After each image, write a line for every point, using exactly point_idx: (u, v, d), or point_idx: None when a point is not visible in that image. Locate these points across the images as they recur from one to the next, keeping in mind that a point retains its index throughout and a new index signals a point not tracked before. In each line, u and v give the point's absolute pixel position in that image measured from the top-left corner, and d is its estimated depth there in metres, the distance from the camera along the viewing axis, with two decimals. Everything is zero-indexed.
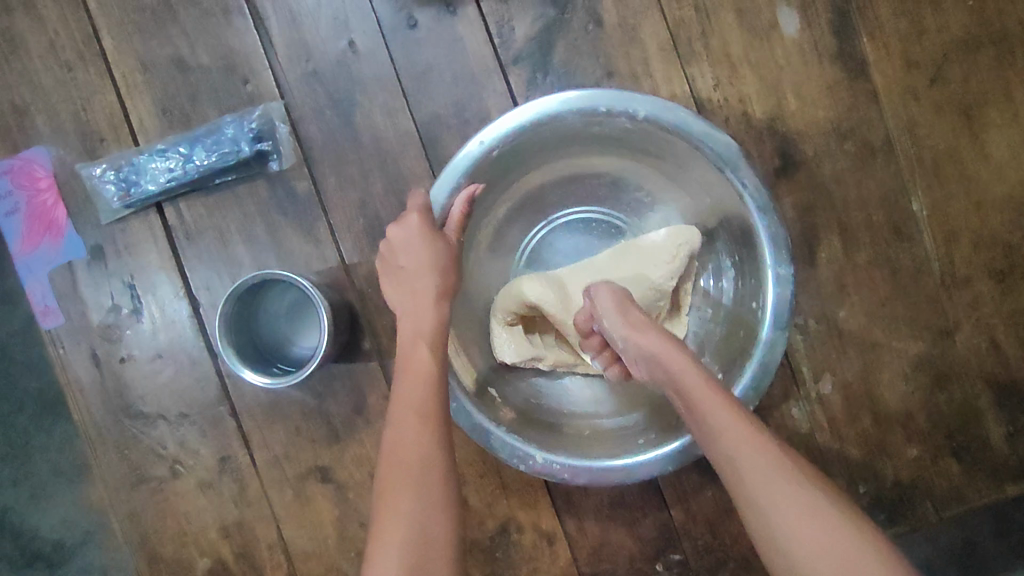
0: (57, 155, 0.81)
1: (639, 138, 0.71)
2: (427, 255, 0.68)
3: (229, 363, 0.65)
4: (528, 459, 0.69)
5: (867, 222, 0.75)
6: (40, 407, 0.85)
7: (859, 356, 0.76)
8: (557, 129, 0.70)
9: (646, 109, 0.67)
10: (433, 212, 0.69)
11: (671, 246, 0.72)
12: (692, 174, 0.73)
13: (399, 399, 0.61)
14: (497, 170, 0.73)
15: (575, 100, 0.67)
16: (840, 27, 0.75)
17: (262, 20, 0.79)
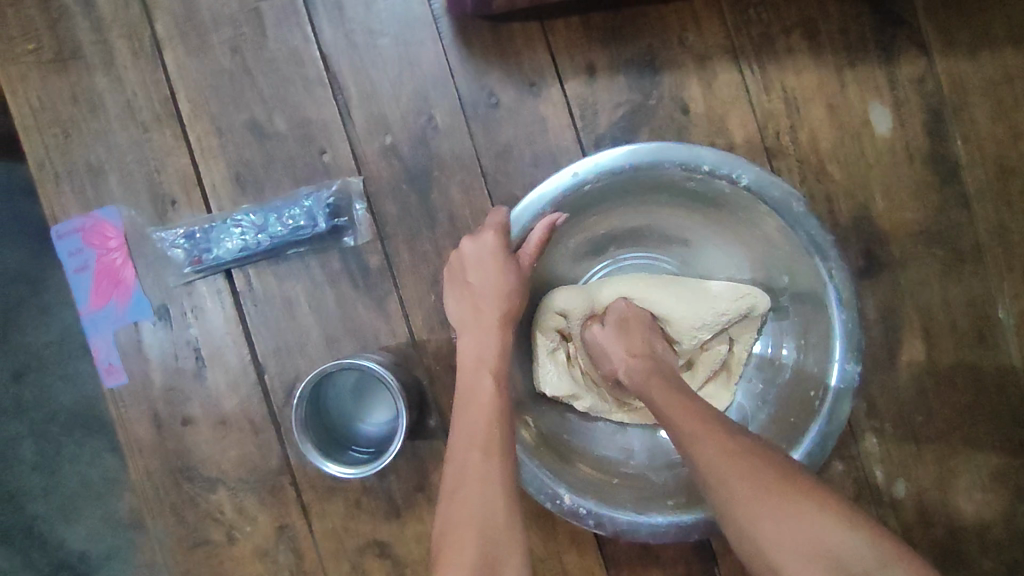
0: (129, 215, 0.81)
1: (730, 203, 0.66)
2: (499, 282, 0.65)
3: (312, 459, 0.65)
4: (555, 497, 0.65)
5: (951, 326, 0.74)
6: (67, 425, 0.87)
7: (935, 463, 0.74)
8: (651, 177, 0.64)
9: (749, 176, 0.61)
10: (510, 234, 0.66)
11: (729, 303, 0.68)
12: (773, 248, 0.67)
13: (461, 437, 0.59)
14: (579, 204, 0.67)
15: (678, 154, 0.61)
16: (934, 127, 0.73)
17: (342, 91, 0.78)
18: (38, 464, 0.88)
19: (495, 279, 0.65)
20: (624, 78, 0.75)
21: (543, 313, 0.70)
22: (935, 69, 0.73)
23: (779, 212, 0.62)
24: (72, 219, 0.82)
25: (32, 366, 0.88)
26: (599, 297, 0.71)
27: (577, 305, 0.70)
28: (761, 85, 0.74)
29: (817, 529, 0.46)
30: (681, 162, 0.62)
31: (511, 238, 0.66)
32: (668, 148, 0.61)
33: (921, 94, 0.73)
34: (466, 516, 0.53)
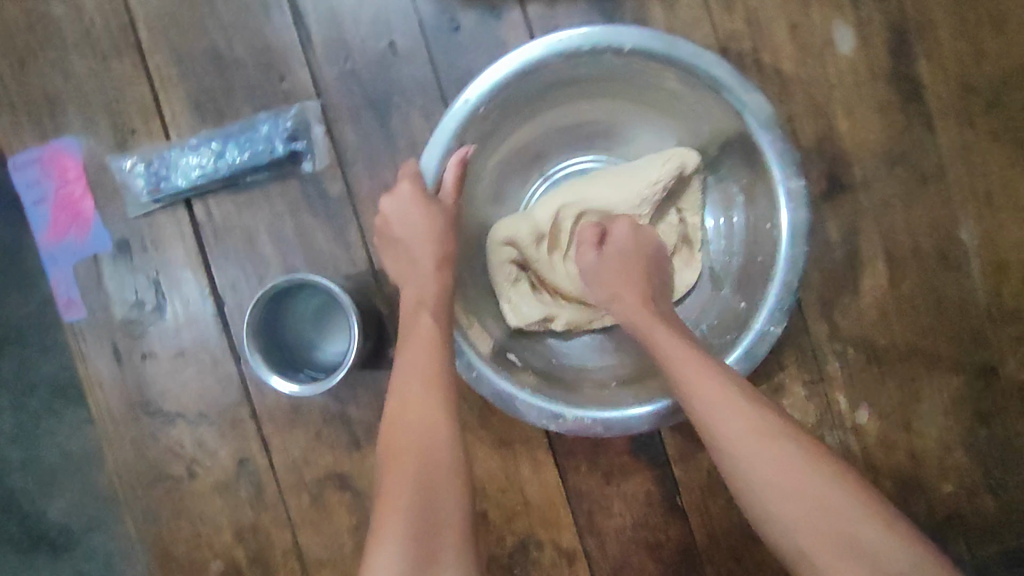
0: (88, 146, 0.80)
1: (634, 75, 0.67)
2: (427, 224, 0.63)
3: (259, 371, 0.64)
4: (557, 418, 0.65)
5: (914, 249, 0.73)
6: (46, 397, 0.84)
7: (897, 387, 0.73)
8: (544, 74, 0.65)
9: (632, 40, 0.62)
10: (426, 183, 0.64)
11: (660, 169, 0.70)
12: (696, 105, 0.68)
13: (401, 367, 0.58)
14: (485, 130, 0.67)
15: (558, 42, 0.62)
16: (897, 48, 0.72)
17: (301, 17, 0.77)
18: (17, 435, 0.85)
19: (420, 226, 0.63)
20: (585, 1, 0.74)
21: (491, 250, 0.71)
22: None
23: (716, 88, 0.63)
24: (30, 150, 0.81)
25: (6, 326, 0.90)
26: (537, 215, 0.71)
27: (520, 227, 0.70)
28: (724, 6, 0.73)
29: (728, 403, 0.54)
30: (565, 49, 0.62)
31: (426, 182, 0.64)
32: (547, 39, 0.61)
33: (884, 14, 0.72)
34: (405, 445, 0.53)
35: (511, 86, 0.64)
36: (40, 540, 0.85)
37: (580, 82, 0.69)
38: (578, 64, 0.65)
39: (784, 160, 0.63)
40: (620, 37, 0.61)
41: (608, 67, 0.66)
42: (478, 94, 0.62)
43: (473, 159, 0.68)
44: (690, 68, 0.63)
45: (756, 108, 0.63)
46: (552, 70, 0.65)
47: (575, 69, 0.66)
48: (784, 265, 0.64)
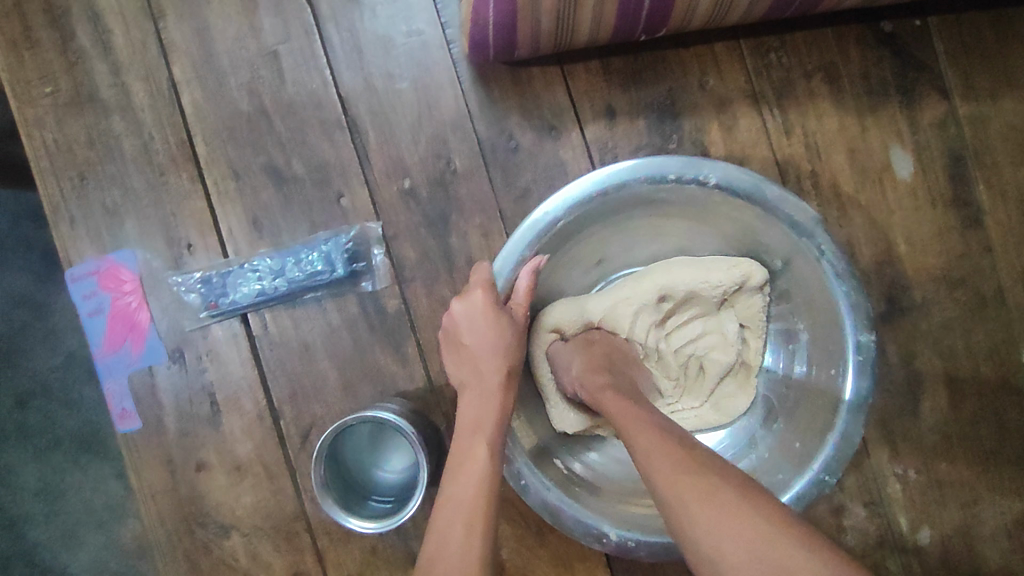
0: (145, 258, 0.80)
1: (714, 208, 0.67)
2: (495, 338, 0.63)
3: (334, 515, 0.63)
4: (602, 536, 0.62)
5: (974, 374, 0.73)
6: (71, 450, 0.91)
7: (959, 510, 0.73)
8: (625, 198, 0.65)
9: (718, 174, 0.62)
10: (497, 283, 0.64)
11: (724, 273, 0.70)
12: (770, 237, 0.67)
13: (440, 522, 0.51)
14: (560, 242, 0.67)
15: (645, 168, 0.62)
16: (956, 172, 0.73)
17: (360, 134, 0.78)
18: (40, 491, 0.91)
19: (489, 336, 0.63)
20: (643, 122, 0.75)
21: (539, 338, 0.71)
22: (956, 113, 0.73)
23: (800, 234, 0.62)
24: (87, 261, 0.80)
25: (38, 391, 0.91)
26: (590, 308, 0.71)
27: (571, 320, 0.71)
28: (782, 129, 0.74)
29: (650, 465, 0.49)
30: (649, 177, 0.62)
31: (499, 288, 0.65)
32: (639, 163, 0.61)
33: (943, 139, 0.73)
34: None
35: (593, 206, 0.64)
36: None
37: (656, 208, 0.68)
38: (659, 194, 0.65)
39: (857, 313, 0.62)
40: (706, 171, 0.61)
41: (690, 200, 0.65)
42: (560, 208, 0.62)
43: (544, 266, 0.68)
44: (772, 205, 0.62)
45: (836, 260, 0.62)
46: (634, 197, 0.65)
47: (655, 197, 0.65)
48: (845, 414, 0.62)
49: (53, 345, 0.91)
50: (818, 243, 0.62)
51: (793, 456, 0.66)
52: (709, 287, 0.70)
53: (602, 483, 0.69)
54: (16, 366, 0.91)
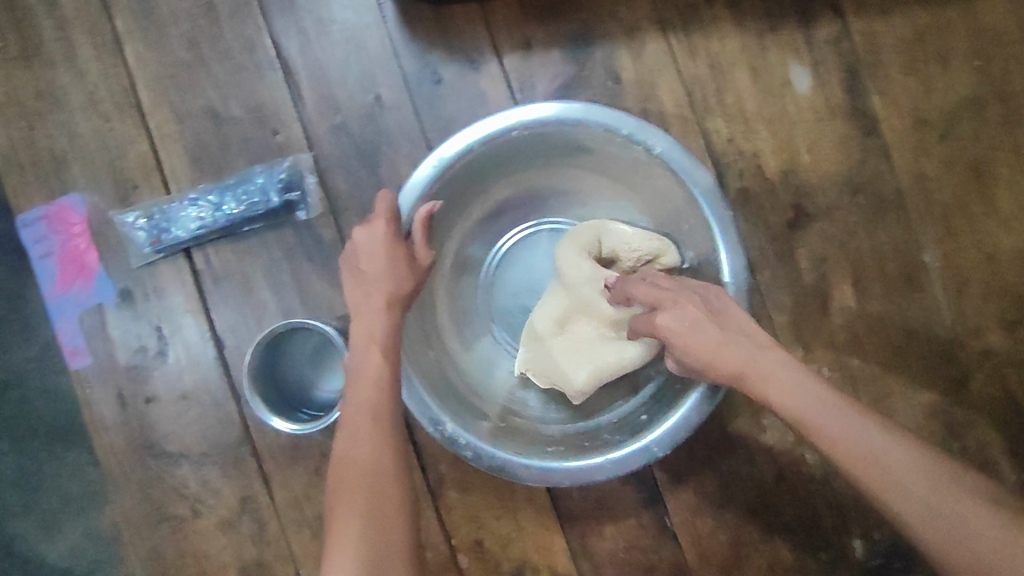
0: (92, 201, 0.84)
1: (649, 175, 0.71)
2: (387, 266, 0.65)
3: (257, 411, 0.67)
4: (440, 426, 0.67)
5: (879, 272, 0.76)
6: None
7: (872, 404, 0.76)
8: (574, 136, 0.69)
9: (664, 146, 0.66)
10: (400, 216, 0.66)
11: (641, 243, 0.71)
12: (673, 201, 0.71)
13: (341, 466, 0.58)
14: (506, 151, 0.71)
15: (604, 117, 0.66)
16: (851, 85, 0.77)
17: (292, 74, 0.82)
18: None
19: (380, 266, 0.65)
20: (558, 52, 0.80)
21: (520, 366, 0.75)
22: (848, 30, 0.77)
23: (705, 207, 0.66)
24: (37, 207, 0.84)
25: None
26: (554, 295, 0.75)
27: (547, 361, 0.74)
28: (688, 51, 0.78)
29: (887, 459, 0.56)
30: (605, 125, 0.66)
31: (401, 223, 0.66)
32: (597, 112, 0.65)
33: (837, 55, 0.77)
34: (357, 471, 0.58)
35: (547, 131, 0.68)
36: None
37: (598, 157, 0.73)
38: (607, 144, 0.70)
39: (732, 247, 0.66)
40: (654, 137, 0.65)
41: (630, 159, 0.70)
42: (519, 120, 0.66)
43: (471, 172, 0.71)
44: (690, 176, 0.66)
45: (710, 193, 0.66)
46: (584, 137, 0.69)
47: (604, 146, 0.70)
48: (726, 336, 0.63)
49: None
50: (715, 213, 0.66)
51: (636, 426, 0.71)
52: (626, 250, 0.71)
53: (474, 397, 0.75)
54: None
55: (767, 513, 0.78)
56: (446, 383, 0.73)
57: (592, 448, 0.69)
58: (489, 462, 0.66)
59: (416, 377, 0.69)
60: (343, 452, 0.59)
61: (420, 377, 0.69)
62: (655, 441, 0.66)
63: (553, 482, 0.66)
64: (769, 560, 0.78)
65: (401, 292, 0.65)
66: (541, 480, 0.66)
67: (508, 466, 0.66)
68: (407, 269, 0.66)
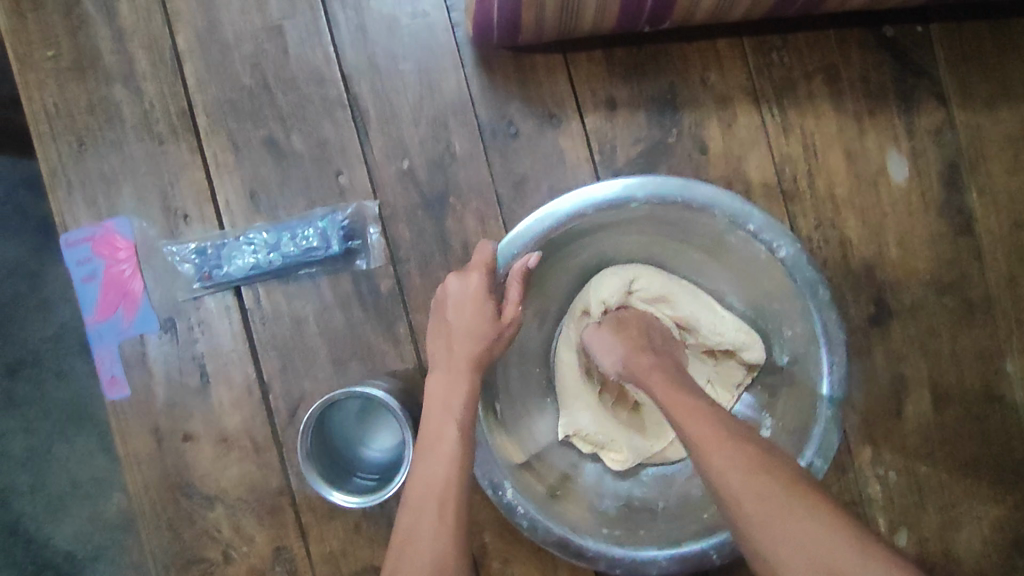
0: (140, 226, 0.80)
1: (764, 275, 0.67)
2: (477, 323, 0.66)
3: (317, 488, 0.65)
4: (497, 487, 0.65)
5: (959, 378, 0.74)
6: (60, 421, 0.92)
7: (937, 513, 0.73)
8: (693, 217, 0.65)
9: (791, 252, 0.61)
10: (497, 268, 0.66)
11: (729, 325, 0.72)
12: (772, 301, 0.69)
13: (407, 553, 0.55)
14: (619, 218, 0.67)
15: (733, 207, 0.61)
16: (950, 180, 0.73)
17: (361, 113, 0.78)
18: (26, 459, 0.92)
19: (468, 317, 0.66)
20: (644, 115, 0.75)
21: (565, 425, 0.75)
22: (953, 121, 0.73)
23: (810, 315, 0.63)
24: (82, 227, 0.81)
25: (28, 362, 0.92)
26: None
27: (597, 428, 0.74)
28: (780, 127, 0.74)
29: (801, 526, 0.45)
30: (732, 215, 0.62)
31: (497, 275, 0.66)
32: (727, 200, 0.61)
33: (940, 145, 0.73)
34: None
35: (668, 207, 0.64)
36: (47, 566, 0.91)
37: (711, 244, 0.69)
38: (727, 234, 0.65)
39: (833, 345, 0.62)
40: (783, 239, 0.60)
41: (749, 254, 0.66)
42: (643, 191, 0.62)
43: (577, 235, 0.68)
44: (807, 282, 0.62)
45: (828, 315, 0.61)
46: (704, 222, 0.65)
47: (722, 236, 0.66)
48: (814, 446, 0.61)
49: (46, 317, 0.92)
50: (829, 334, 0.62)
51: (695, 524, 0.67)
52: (710, 329, 0.72)
53: (535, 455, 0.73)
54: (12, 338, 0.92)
55: None
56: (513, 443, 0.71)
57: (645, 537, 0.67)
58: (543, 535, 0.65)
59: (487, 435, 0.67)
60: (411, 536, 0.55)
61: (490, 433, 0.67)
62: (716, 546, 0.63)
63: (601, 566, 0.64)
64: None
65: (484, 349, 0.65)
66: (590, 562, 0.64)
67: (559, 542, 0.65)
68: (494, 325, 0.66)
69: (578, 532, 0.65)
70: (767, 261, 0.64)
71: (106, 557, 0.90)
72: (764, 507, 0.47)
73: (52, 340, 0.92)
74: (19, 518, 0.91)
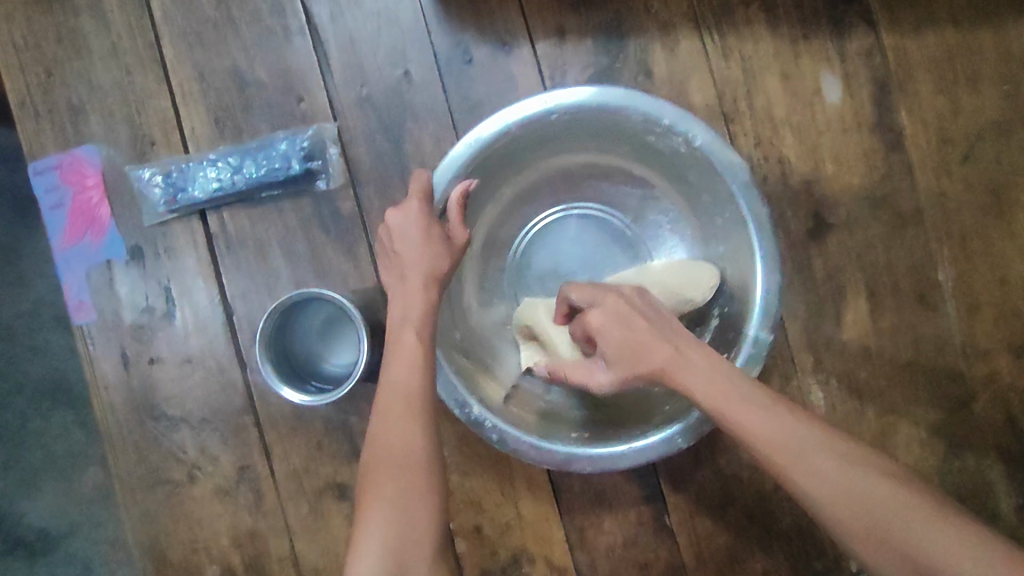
0: (107, 154, 0.83)
1: (691, 173, 0.72)
2: (425, 245, 0.67)
3: (269, 380, 0.67)
4: (464, 406, 0.67)
5: (894, 288, 0.77)
6: (33, 397, 0.93)
7: (876, 417, 0.77)
8: (612, 122, 0.70)
9: (705, 140, 0.67)
10: (435, 197, 0.68)
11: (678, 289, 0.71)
12: (709, 208, 0.73)
13: (378, 452, 0.58)
14: (546, 134, 0.71)
15: (646, 105, 0.66)
16: (881, 99, 0.78)
17: (321, 42, 0.81)
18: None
19: (416, 247, 0.67)
20: (591, 41, 0.79)
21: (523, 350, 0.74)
22: (881, 44, 0.78)
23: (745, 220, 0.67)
24: (50, 156, 0.83)
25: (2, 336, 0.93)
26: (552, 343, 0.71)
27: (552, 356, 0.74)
28: (720, 51, 0.78)
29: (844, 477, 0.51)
30: (646, 112, 0.67)
31: (435, 205, 0.68)
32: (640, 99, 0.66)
33: (870, 67, 0.78)
34: (391, 465, 0.57)
35: (586, 115, 0.69)
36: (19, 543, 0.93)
37: (635, 150, 0.74)
38: (647, 135, 0.70)
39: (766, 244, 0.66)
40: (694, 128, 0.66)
41: (673, 153, 0.71)
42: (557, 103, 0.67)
43: (508, 156, 0.72)
44: (725, 169, 0.67)
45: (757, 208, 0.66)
46: (623, 125, 0.70)
47: (643, 138, 0.71)
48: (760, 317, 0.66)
49: (19, 291, 0.93)
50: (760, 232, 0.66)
51: (658, 416, 0.70)
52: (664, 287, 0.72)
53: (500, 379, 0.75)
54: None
55: (765, 518, 0.79)
56: (475, 365, 0.74)
57: (616, 436, 0.69)
58: (516, 447, 0.67)
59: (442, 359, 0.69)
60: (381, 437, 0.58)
61: (450, 360, 0.70)
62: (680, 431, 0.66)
63: (576, 467, 0.66)
64: (764, 564, 0.79)
65: (440, 269, 0.67)
66: (562, 465, 0.66)
67: (531, 450, 0.67)
68: (444, 245, 0.68)
69: (546, 438, 0.67)
70: (689, 155, 0.69)
71: (83, 527, 0.92)
72: (858, 490, 0.50)
73: (25, 313, 0.93)
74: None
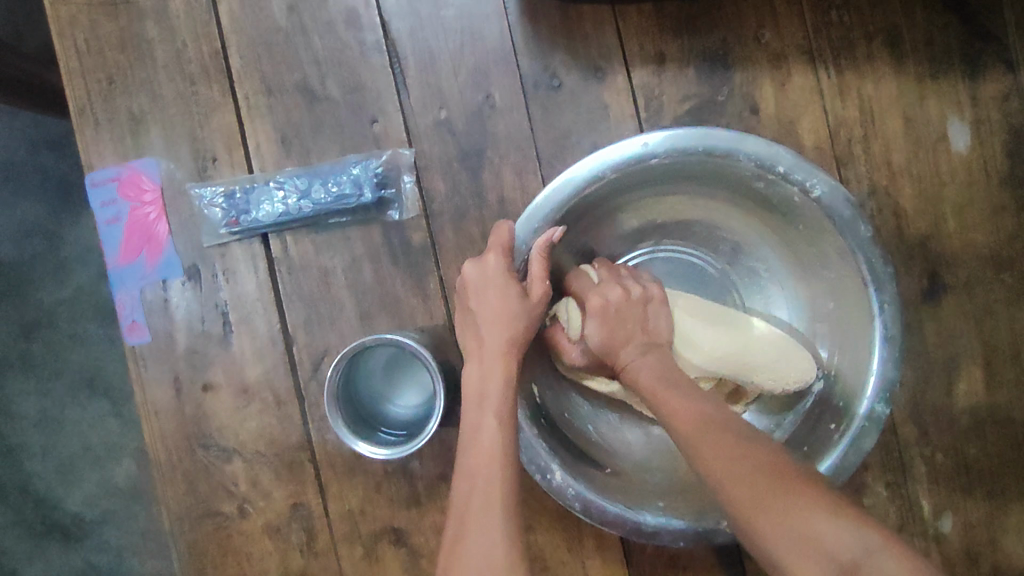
0: (168, 168, 0.78)
1: (800, 220, 0.66)
2: (503, 304, 0.63)
3: (342, 434, 0.63)
4: (546, 472, 0.63)
5: (1014, 359, 0.70)
6: (72, 387, 0.93)
7: (984, 498, 0.70)
8: (720, 167, 0.64)
9: (823, 188, 0.61)
10: (515, 251, 0.64)
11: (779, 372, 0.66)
12: (824, 261, 0.67)
13: (458, 560, 0.52)
14: (642, 176, 0.65)
15: (760, 151, 0.61)
16: (1015, 150, 0.70)
17: (399, 59, 0.75)
18: (39, 421, 0.93)
19: (493, 307, 0.63)
20: (693, 71, 0.72)
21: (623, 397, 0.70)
22: (1020, 88, 0.70)
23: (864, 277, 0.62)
24: (108, 167, 0.78)
25: (45, 323, 0.93)
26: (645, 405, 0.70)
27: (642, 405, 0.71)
28: (837, 88, 0.71)
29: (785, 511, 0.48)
30: (759, 159, 0.61)
31: (514, 254, 0.64)
32: (753, 144, 0.60)
33: (1004, 114, 0.70)
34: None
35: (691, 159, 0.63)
36: (55, 528, 0.93)
37: (738, 194, 0.68)
38: (755, 182, 0.65)
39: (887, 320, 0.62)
40: (816, 179, 0.60)
41: (783, 202, 0.65)
42: (662, 147, 0.61)
43: (598, 198, 0.66)
44: (846, 222, 0.62)
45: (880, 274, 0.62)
46: (730, 171, 0.64)
47: (749, 183, 0.65)
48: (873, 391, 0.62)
49: (60, 280, 0.93)
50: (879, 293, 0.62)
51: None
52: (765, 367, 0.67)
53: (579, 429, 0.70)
54: (26, 299, 0.93)
55: None
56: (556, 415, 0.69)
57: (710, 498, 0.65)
58: (602, 520, 0.63)
59: (524, 420, 0.64)
60: (460, 536, 0.53)
61: (531, 419, 0.65)
62: None
63: (665, 540, 0.63)
64: None
65: (515, 332, 0.63)
66: (651, 537, 0.63)
67: (619, 521, 0.63)
68: (522, 304, 0.64)
69: (634, 508, 0.63)
70: (803, 206, 0.64)
71: (117, 516, 0.93)
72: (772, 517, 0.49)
73: (69, 303, 0.93)
74: (28, 479, 0.93)
